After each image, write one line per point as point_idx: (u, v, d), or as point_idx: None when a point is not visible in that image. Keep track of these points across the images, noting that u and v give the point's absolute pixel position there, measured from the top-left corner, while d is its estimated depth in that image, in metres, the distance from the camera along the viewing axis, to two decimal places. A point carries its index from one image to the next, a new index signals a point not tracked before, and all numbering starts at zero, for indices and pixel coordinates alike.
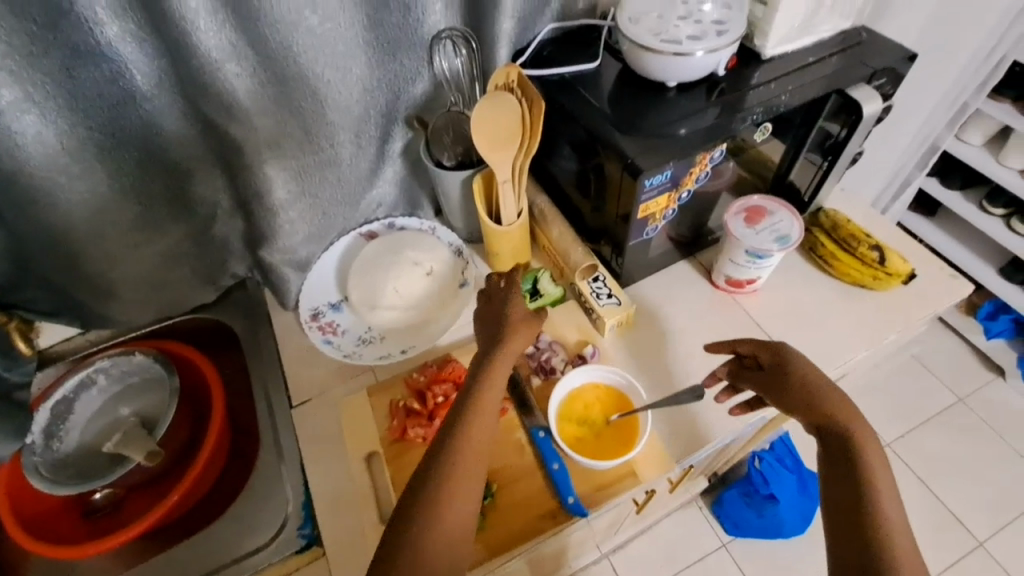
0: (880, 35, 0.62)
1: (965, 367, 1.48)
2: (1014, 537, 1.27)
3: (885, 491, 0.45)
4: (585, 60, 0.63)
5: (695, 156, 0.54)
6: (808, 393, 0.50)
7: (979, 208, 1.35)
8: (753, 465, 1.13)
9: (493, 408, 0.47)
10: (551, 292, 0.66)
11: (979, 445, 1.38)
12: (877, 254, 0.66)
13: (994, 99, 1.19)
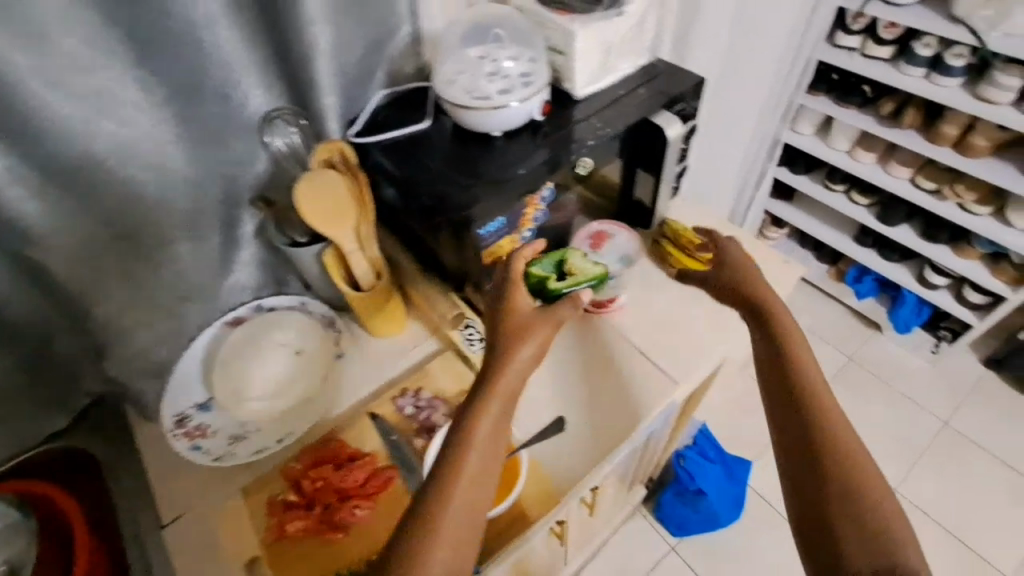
0: (672, 65, 0.69)
1: (849, 329, 1.63)
2: (920, 476, 1.38)
3: (805, 361, 0.59)
4: (418, 119, 0.65)
5: (523, 198, 0.58)
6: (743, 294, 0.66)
7: (825, 187, 1.51)
8: (678, 463, 1.18)
9: (508, 392, 0.49)
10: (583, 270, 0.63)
11: (874, 397, 1.51)
12: (712, 254, 0.71)
13: (812, 93, 1.36)
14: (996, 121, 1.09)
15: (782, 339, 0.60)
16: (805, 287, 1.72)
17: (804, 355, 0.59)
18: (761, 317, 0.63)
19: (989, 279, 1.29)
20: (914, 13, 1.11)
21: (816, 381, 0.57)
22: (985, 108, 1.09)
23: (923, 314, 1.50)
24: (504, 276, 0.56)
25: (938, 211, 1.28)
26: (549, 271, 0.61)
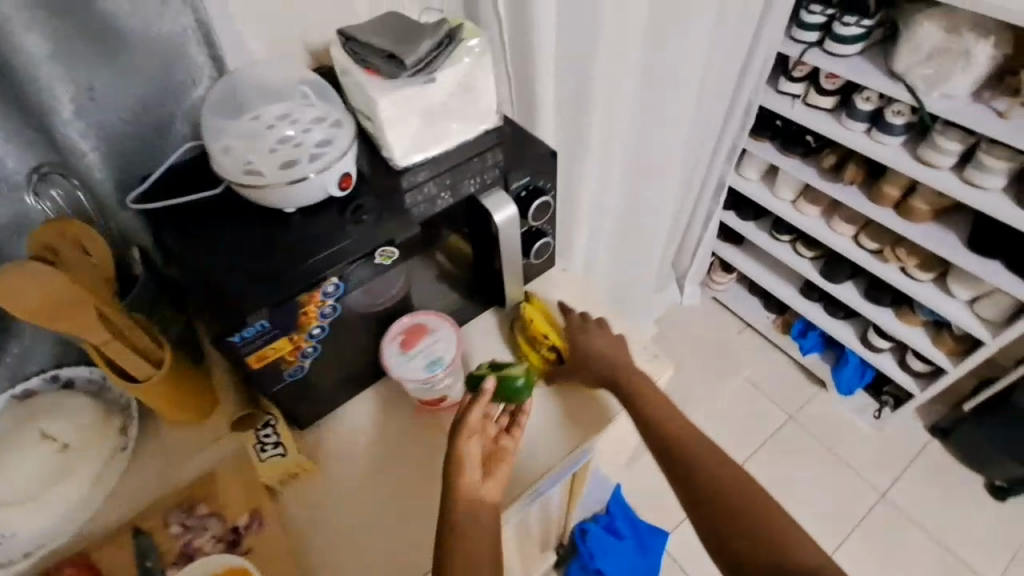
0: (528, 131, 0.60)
1: (793, 384, 1.55)
2: (850, 551, 1.30)
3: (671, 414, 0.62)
4: (205, 187, 0.57)
5: (292, 299, 0.49)
6: (595, 363, 0.64)
7: (771, 236, 1.44)
8: (580, 536, 1.13)
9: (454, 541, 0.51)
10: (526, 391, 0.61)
11: (813, 460, 1.43)
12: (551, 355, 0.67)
13: (756, 138, 1.29)
14: (935, 186, 1.02)
15: (643, 405, 0.62)
16: (751, 335, 1.64)
17: (667, 414, 0.62)
18: (618, 385, 0.63)
19: (931, 348, 1.22)
20: (854, 66, 1.03)
21: (687, 435, 0.61)
22: (925, 171, 1.02)
23: (867, 374, 1.43)
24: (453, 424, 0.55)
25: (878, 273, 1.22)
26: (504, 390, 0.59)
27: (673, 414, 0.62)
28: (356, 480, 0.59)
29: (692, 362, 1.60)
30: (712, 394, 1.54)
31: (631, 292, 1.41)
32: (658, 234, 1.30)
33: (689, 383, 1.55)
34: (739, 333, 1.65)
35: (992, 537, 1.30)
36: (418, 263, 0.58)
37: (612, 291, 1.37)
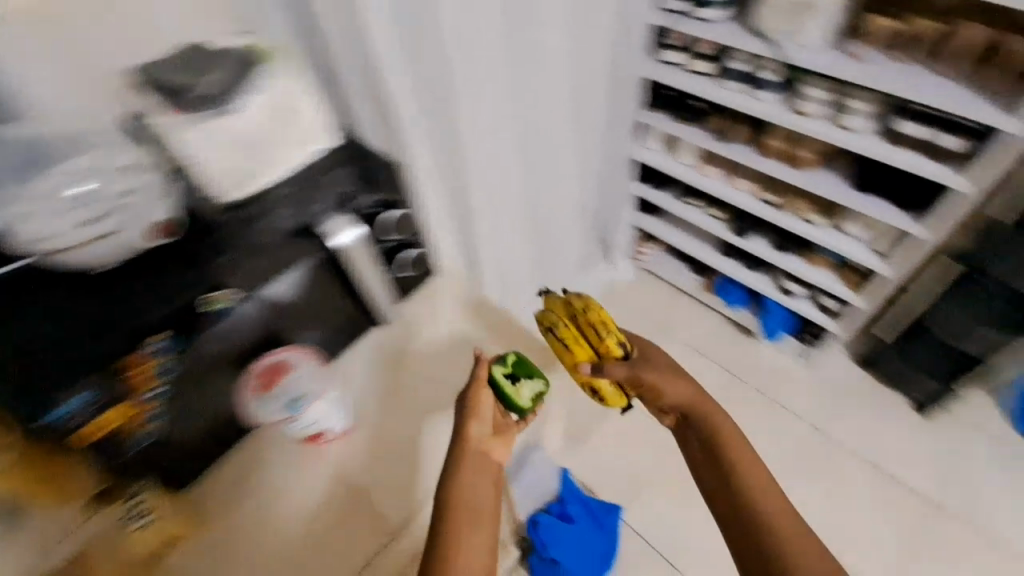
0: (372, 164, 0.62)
1: (727, 339, 1.60)
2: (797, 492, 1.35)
3: (733, 442, 0.75)
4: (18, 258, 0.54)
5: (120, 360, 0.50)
6: (669, 373, 0.79)
7: (681, 200, 1.47)
8: (531, 529, 1.09)
9: (464, 506, 0.59)
10: (523, 395, 0.67)
11: (753, 410, 1.48)
12: (621, 348, 0.81)
13: (650, 109, 1.32)
14: (811, 134, 1.06)
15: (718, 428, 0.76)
16: (682, 300, 1.69)
17: (738, 441, 0.75)
18: (697, 410, 0.78)
19: (839, 284, 1.29)
20: (720, 28, 1.07)
21: (744, 459, 0.73)
22: (799, 121, 1.07)
23: (790, 319, 1.50)
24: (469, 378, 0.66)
25: (782, 222, 1.25)
26: (507, 376, 0.67)
27: (737, 438, 0.75)
28: (254, 533, 0.60)
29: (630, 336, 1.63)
30: None
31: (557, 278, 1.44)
32: (570, 219, 1.32)
33: None
34: (671, 300, 1.70)
35: (922, 451, 1.38)
36: (282, 296, 0.57)
37: (536, 280, 1.38)
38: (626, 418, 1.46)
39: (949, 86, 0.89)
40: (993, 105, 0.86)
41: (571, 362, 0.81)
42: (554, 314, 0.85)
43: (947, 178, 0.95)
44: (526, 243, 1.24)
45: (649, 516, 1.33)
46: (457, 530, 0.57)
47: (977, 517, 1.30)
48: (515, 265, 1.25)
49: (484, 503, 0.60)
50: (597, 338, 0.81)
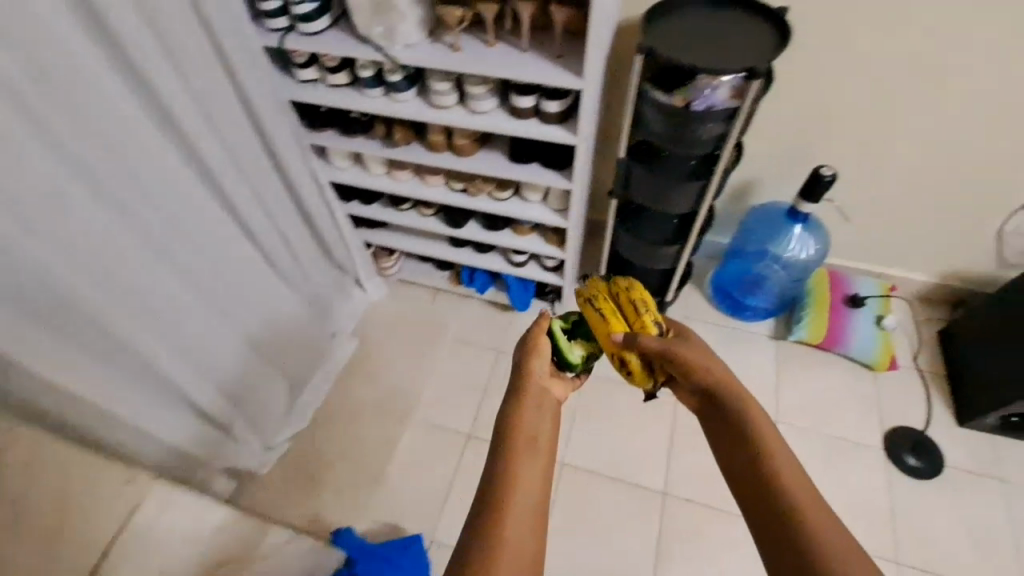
0: None
1: (492, 320, 1.68)
2: (576, 439, 1.48)
3: (766, 428, 0.75)
4: None
5: None
6: (703, 355, 0.86)
7: (395, 209, 1.47)
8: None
9: (528, 482, 0.70)
10: (572, 355, 0.95)
11: None
12: (656, 328, 0.92)
13: (318, 130, 1.28)
14: (452, 123, 1.10)
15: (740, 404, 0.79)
16: (445, 298, 1.73)
17: (761, 425, 0.76)
18: (720, 388, 0.82)
19: (546, 246, 1.39)
20: (329, 40, 1.04)
21: (773, 446, 0.72)
22: (439, 113, 1.10)
23: (530, 286, 1.59)
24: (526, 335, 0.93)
25: (474, 206, 1.31)
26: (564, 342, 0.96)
27: (763, 421, 0.76)
28: None
29: (402, 352, 1.64)
30: (428, 372, 1.61)
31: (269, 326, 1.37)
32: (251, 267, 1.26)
33: (405, 375, 1.60)
34: (433, 302, 1.72)
35: None
36: None
37: (244, 339, 1.31)
38: (414, 439, 1.49)
39: (529, 59, 0.96)
40: (560, 69, 0.95)
41: (603, 331, 0.94)
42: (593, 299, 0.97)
43: (563, 138, 1.04)
44: (200, 310, 1.16)
45: (455, 522, 1.37)
46: (508, 501, 0.68)
47: None
48: (206, 335, 1.19)
49: (542, 430, 0.79)
50: (633, 315, 0.94)
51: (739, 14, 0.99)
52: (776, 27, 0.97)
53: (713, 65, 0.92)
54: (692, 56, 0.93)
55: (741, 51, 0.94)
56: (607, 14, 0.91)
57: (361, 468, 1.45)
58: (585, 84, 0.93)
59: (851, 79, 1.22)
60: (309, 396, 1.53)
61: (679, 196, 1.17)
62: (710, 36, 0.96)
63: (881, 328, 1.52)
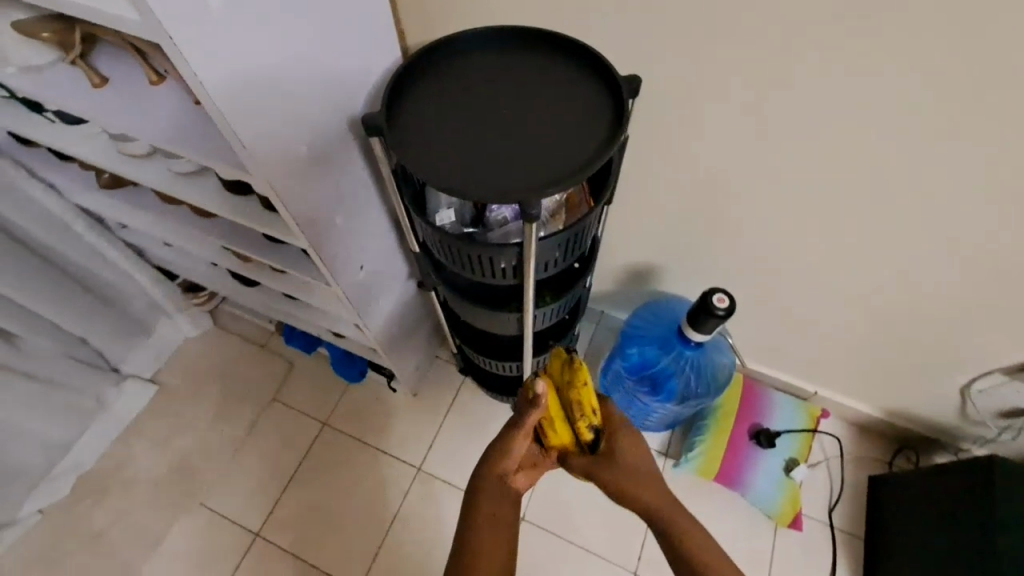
0: None
1: (326, 383, 1.36)
2: (386, 561, 1.20)
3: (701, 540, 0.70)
4: None
5: None
6: (637, 459, 0.75)
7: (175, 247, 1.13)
8: None
9: None
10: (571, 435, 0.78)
11: (348, 467, 1.29)
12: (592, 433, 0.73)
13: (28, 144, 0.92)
14: (148, 182, 0.75)
15: (674, 515, 0.72)
16: (276, 344, 1.40)
17: (701, 540, 0.70)
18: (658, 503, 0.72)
19: (350, 328, 1.06)
20: None
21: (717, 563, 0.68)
22: (130, 167, 0.75)
23: (357, 362, 1.30)
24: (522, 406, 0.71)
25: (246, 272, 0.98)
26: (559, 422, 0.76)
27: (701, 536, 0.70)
28: None
29: (204, 412, 1.33)
30: (231, 442, 1.31)
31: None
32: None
33: (201, 444, 1.30)
34: (261, 349, 1.40)
35: None
36: None
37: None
38: (190, 533, 1.22)
39: (200, 122, 0.63)
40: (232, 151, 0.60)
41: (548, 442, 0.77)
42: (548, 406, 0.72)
43: (279, 235, 0.72)
44: None
45: None
46: None
47: (564, 527, 1.22)
48: None
49: (501, 556, 0.70)
50: (570, 418, 0.73)
51: (557, 68, 0.66)
52: (608, 101, 0.64)
53: (490, 171, 0.60)
54: (461, 152, 0.62)
55: (544, 141, 0.62)
56: (285, 74, 0.59)
57: (115, 566, 1.18)
58: (257, 180, 0.61)
59: (775, 173, 0.83)
60: (70, 462, 1.24)
61: (484, 321, 0.83)
62: (502, 111, 0.64)
63: (789, 476, 1.18)
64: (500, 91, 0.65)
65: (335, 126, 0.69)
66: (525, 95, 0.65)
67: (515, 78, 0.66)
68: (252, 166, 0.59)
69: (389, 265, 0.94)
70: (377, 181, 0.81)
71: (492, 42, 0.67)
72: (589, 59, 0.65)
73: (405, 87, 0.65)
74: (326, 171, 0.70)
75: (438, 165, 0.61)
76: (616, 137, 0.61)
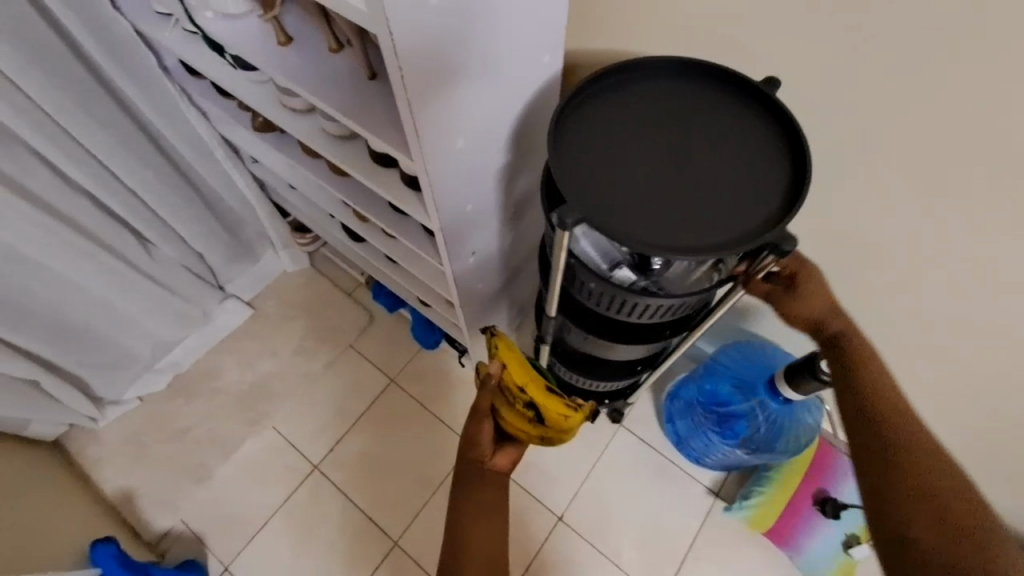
0: None
1: (400, 342, 1.43)
2: (424, 524, 1.26)
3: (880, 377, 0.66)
4: None
5: None
6: (823, 293, 0.69)
7: (293, 191, 1.20)
8: (116, 555, 1.09)
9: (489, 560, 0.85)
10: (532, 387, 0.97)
11: (406, 425, 1.35)
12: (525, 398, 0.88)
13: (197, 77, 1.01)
14: (298, 136, 0.80)
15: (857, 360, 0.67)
16: (363, 295, 1.48)
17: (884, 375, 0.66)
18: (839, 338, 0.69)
19: (439, 301, 1.10)
20: None
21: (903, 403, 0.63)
22: (289, 121, 0.80)
23: (436, 331, 1.35)
24: (473, 423, 0.92)
25: (355, 229, 1.03)
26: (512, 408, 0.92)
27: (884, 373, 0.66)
28: None
29: (288, 342, 1.43)
30: (307, 377, 1.40)
31: (123, 293, 1.18)
32: (86, 224, 1.06)
33: (281, 371, 1.40)
34: (348, 298, 1.48)
35: (573, 465, 1.28)
36: None
37: (78, 301, 1.13)
38: (259, 449, 1.33)
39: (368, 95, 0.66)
40: (394, 137, 0.63)
41: (522, 425, 0.91)
42: (492, 380, 0.86)
43: (415, 213, 0.74)
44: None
45: (257, 560, 1.24)
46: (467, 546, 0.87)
47: (600, 537, 1.22)
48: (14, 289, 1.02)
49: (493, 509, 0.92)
50: (511, 397, 0.89)
51: (718, 106, 0.68)
52: (779, 141, 0.66)
53: (676, 226, 0.62)
54: (640, 206, 0.63)
55: (722, 189, 0.64)
56: (466, 71, 0.60)
57: (194, 461, 1.32)
58: (416, 164, 0.63)
59: (931, 246, 0.77)
60: (173, 361, 1.38)
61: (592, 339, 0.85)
62: (671, 157, 0.66)
63: (846, 551, 1.12)
64: (670, 133, 0.67)
65: (494, 121, 0.69)
66: (692, 137, 0.67)
67: (680, 117, 0.68)
68: (416, 153, 0.61)
69: (496, 254, 0.96)
70: (510, 175, 0.82)
71: (648, 80, 0.69)
72: (749, 95, 0.68)
73: (569, 127, 0.67)
74: (476, 164, 0.71)
75: (622, 220, 0.62)
76: (796, 183, 0.63)
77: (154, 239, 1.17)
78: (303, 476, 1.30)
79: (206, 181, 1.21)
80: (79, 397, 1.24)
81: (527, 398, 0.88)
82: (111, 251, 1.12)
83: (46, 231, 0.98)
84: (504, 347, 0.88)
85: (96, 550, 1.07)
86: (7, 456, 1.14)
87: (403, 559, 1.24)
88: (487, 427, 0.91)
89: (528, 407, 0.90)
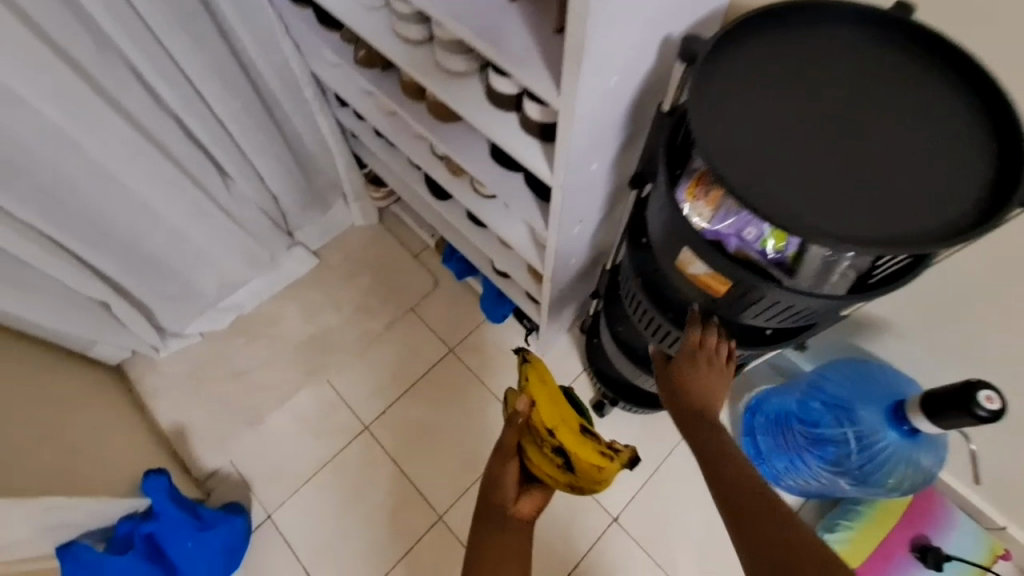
0: None
1: (464, 311, 1.36)
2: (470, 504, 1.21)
3: None
4: None
5: None
6: None
7: (378, 138, 1.14)
8: (162, 490, 1.07)
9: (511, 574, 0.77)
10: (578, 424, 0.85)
11: (462, 399, 1.29)
12: (554, 444, 0.77)
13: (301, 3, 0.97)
14: (407, 69, 0.72)
15: None
16: (431, 258, 1.42)
17: None
18: None
19: (523, 270, 1.02)
20: None
21: None
22: (403, 51, 0.72)
23: (506, 304, 1.28)
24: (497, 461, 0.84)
25: (444, 182, 0.96)
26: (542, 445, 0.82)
27: None
28: None
29: (349, 298, 1.39)
30: (367, 336, 1.35)
31: (200, 225, 1.15)
32: (172, 147, 1.02)
33: (340, 325, 1.37)
34: (414, 259, 1.42)
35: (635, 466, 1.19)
36: None
37: (154, 230, 1.11)
38: (312, 401, 1.30)
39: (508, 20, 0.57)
40: (537, 69, 0.54)
41: (548, 471, 0.79)
42: (518, 418, 0.78)
43: (533, 166, 0.66)
44: (84, 181, 0.95)
45: (300, 513, 1.22)
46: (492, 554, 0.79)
47: (657, 546, 1.14)
48: (95, 207, 1.00)
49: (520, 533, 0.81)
50: (540, 438, 0.78)
51: (843, 46, 0.53)
52: (930, 58, 0.52)
53: (916, 203, 0.47)
54: (868, 202, 0.47)
55: (919, 132, 0.50)
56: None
57: (248, 404, 1.30)
58: (561, 104, 0.54)
59: None
60: (237, 301, 1.36)
61: None
62: (829, 126, 0.51)
63: None
64: (816, 97, 0.52)
65: (645, 64, 0.59)
66: (841, 89, 0.52)
67: (815, 69, 0.53)
68: (568, 86, 0.51)
69: (597, 226, 0.87)
70: (637, 137, 0.72)
71: (751, 41, 0.54)
72: (872, 27, 0.53)
73: (715, 133, 0.50)
74: (615, 114, 0.62)
75: (860, 227, 0.46)
76: (991, 92, 0.50)
77: (234, 174, 1.13)
78: (352, 434, 1.27)
79: (291, 119, 1.16)
80: (144, 325, 1.24)
81: (555, 443, 0.76)
82: (192, 180, 1.09)
83: (134, 150, 0.95)
84: (535, 380, 0.79)
85: (149, 480, 1.06)
86: (70, 375, 1.15)
87: (446, 535, 1.19)
88: (512, 465, 0.82)
89: (558, 453, 0.77)
